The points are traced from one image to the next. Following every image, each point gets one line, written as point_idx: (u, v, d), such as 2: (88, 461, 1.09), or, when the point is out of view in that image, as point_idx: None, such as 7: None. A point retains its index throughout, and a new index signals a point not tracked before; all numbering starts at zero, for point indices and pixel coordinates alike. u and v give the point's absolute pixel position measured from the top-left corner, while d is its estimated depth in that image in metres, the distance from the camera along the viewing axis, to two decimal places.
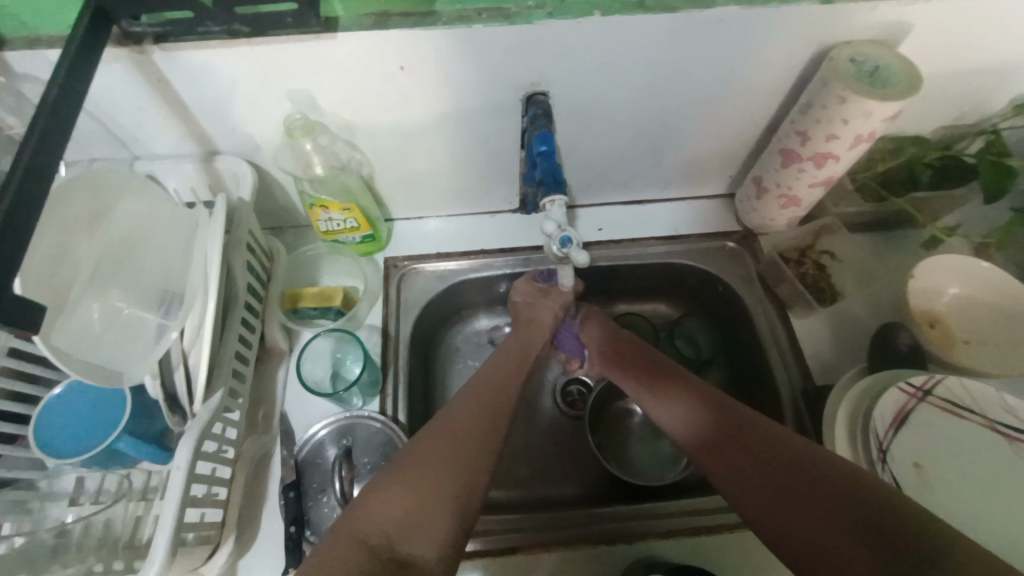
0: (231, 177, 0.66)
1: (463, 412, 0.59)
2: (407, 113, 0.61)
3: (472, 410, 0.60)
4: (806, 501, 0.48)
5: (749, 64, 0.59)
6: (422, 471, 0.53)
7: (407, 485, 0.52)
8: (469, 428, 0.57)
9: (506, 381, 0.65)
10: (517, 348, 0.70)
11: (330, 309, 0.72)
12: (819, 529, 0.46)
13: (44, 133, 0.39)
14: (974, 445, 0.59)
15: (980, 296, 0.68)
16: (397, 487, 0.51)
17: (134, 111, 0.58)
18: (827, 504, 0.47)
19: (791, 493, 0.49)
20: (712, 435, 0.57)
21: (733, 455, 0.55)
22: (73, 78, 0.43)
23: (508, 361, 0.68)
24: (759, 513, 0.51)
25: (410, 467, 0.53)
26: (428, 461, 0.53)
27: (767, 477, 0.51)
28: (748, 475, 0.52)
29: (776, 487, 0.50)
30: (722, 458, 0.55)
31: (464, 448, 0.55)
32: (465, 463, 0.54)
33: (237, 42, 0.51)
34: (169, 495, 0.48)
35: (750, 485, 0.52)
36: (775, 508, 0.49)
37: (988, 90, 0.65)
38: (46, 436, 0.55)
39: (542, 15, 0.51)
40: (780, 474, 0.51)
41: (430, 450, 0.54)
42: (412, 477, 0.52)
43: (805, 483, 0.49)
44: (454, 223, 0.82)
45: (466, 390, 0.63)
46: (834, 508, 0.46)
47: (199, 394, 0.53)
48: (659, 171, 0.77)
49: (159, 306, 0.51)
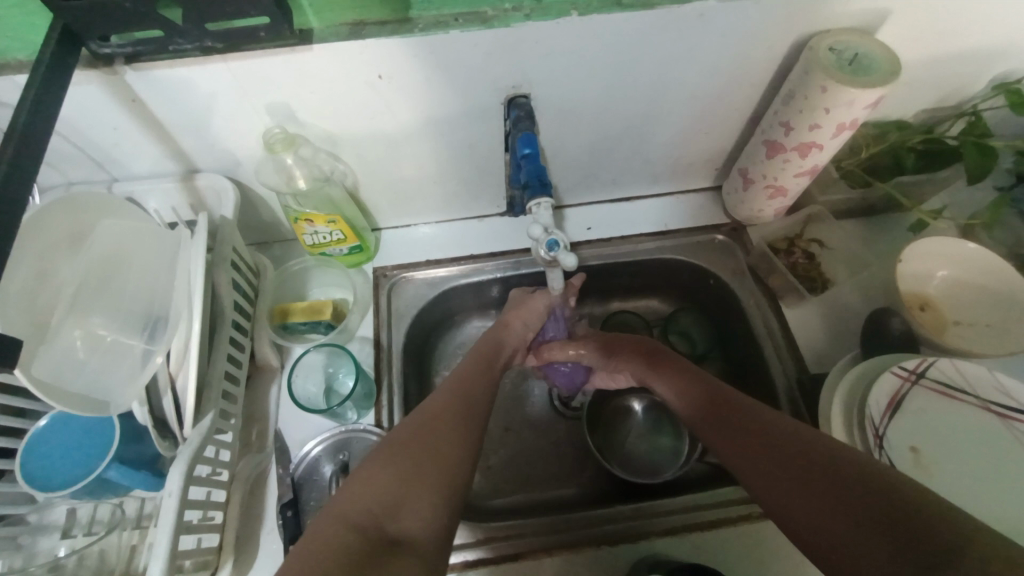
0: (212, 194, 0.65)
1: (442, 403, 0.59)
2: (388, 121, 0.61)
3: (449, 399, 0.60)
4: (802, 467, 0.49)
5: (731, 56, 0.59)
6: (406, 456, 0.52)
7: (392, 469, 0.51)
8: (447, 414, 0.58)
9: (481, 371, 0.65)
10: (489, 344, 0.69)
11: (320, 323, 0.71)
12: (813, 496, 0.47)
13: (14, 160, 0.38)
14: (970, 426, 0.59)
15: (969, 277, 0.69)
16: (382, 472, 0.50)
17: (110, 132, 0.57)
18: (819, 470, 0.48)
19: (787, 458, 0.50)
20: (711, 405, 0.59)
21: (729, 423, 0.56)
22: (41, 103, 0.42)
23: (481, 356, 0.68)
24: (755, 477, 0.52)
25: (394, 450, 0.53)
26: (409, 449, 0.53)
27: (762, 442, 0.53)
28: (743, 441, 0.54)
29: (769, 453, 0.52)
30: (717, 426, 0.57)
31: (444, 434, 0.55)
32: (447, 450, 0.54)
33: (211, 58, 0.50)
34: (162, 522, 0.47)
35: (749, 452, 0.53)
36: (768, 470, 0.51)
37: (968, 72, 0.66)
38: (32, 468, 0.54)
39: (520, 17, 0.51)
40: (776, 438, 0.52)
41: (411, 439, 0.54)
42: (397, 462, 0.52)
43: (798, 449, 0.50)
44: (442, 229, 0.81)
45: (442, 383, 0.62)
46: (825, 473, 0.47)
47: (189, 418, 0.52)
48: (645, 167, 0.76)
49: (144, 330, 0.50)
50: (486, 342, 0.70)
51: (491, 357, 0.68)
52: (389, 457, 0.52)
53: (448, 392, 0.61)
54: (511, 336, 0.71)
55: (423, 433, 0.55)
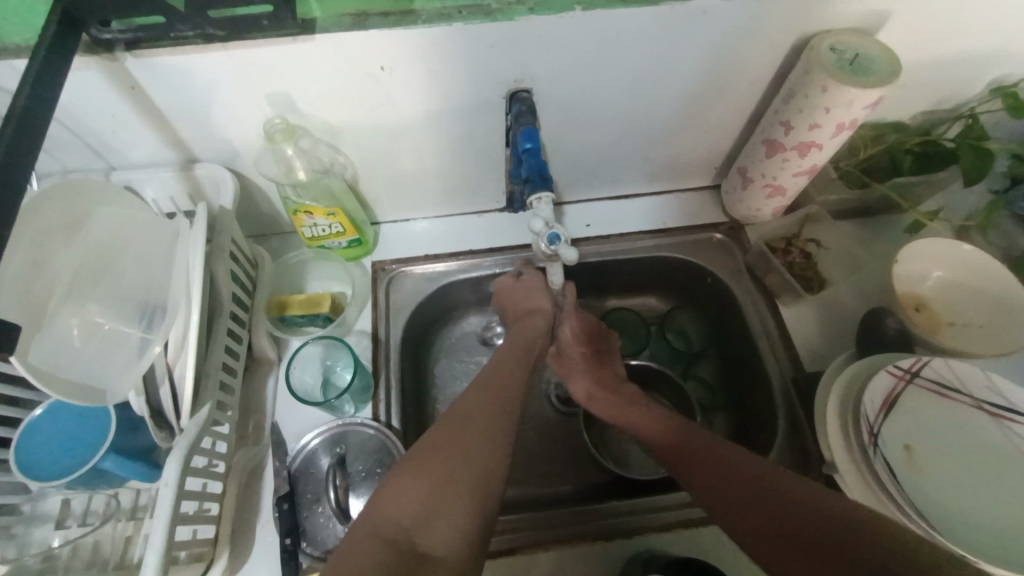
0: (211, 184, 0.64)
1: (474, 404, 0.57)
2: (389, 113, 0.60)
3: (484, 399, 0.58)
4: (793, 525, 0.47)
5: (733, 54, 0.59)
6: (440, 461, 0.51)
7: (424, 480, 0.50)
8: (483, 417, 0.56)
9: (518, 364, 0.64)
10: (523, 342, 0.67)
11: (318, 316, 0.70)
12: (779, 536, 0.47)
13: (13, 143, 0.38)
14: (961, 425, 0.60)
15: (963, 279, 0.69)
16: (415, 480, 0.50)
17: (109, 120, 0.57)
18: (807, 526, 0.46)
19: (776, 514, 0.49)
20: (686, 445, 0.58)
21: (694, 461, 0.56)
22: (40, 87, 0.42)
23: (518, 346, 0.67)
24: (744, 532, 0.50)
25: (427, 457, 0.52)
26: (443, 453, 0.52)
27: (749, 494, 0.51)
28: (729, 492, 0.52)
29: (752, 504, 0.50)
30: (684, 462, 0.57)
31: (479, 436, 0.54)
32: (482, 452, 0.53)
33: (213, 46, 0.50)
34: (157, 513, 0.47)
35: (737, 504, 0.51)
36: (758, 527, 0.49)
37: (966, 75, 0.66)
38: (27, 457, 0.53)
39: (524, 11, 0.51)
40: (762, 492, 0.51)
41: (444, 443, 0.53)
42: (429, 472, 0.50)
43: (787, 506, 0.49)
44: (440, 224, 0.81)
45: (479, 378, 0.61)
46: (814, 530, 0.46)
47: (186, 408, 0.51)
48: (644, 165, 0.77)
49: (141, 319, 0.49)
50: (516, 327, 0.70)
51: (525, 350, 0.67)
52: (420, 464, 0.51)
53: (485, 388, 0.60)
54: (540, 320, 0.69)
55: (458, 436, 0.54)
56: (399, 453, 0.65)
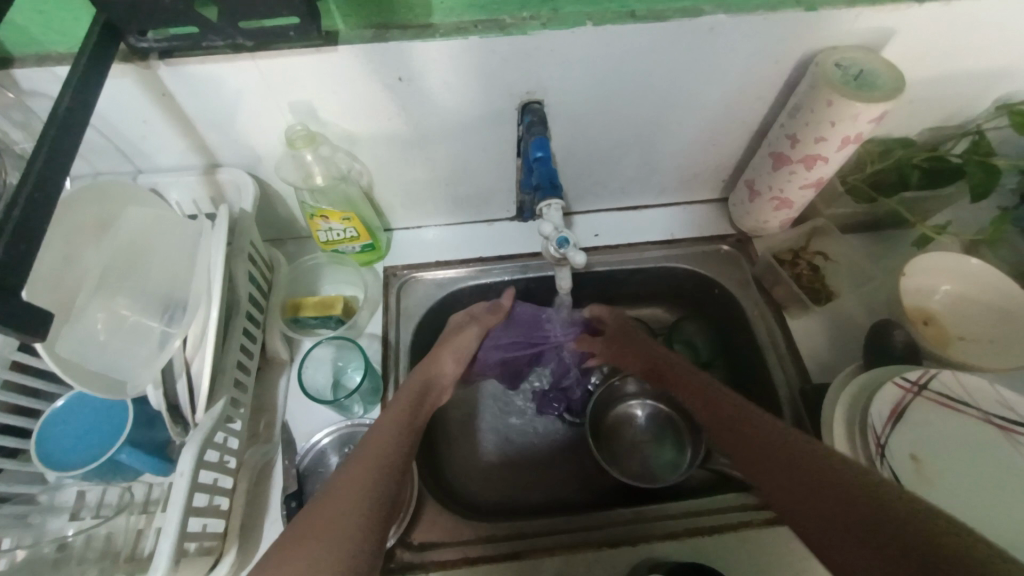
0: (232, 188, 0.67)
1: (385, 417, 0.61)
2: (406, 122, 0.62)
3: (393, 412, 0.62)
4: (835, 501, 0.47)
5: (743, 70, 0.61)
6: (351, 469, 0.54)
7: (341, 486, 0.53)
8: (388, 425, 0.60)
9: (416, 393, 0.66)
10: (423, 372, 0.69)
11: (331, 318, 0.72)
12: (835, 527, 0.46)
13: (55, 143, 0.40)
14: (973, 439, 0.59)
15: (972, 293, 0.69)
16: (334, 489, 0.53)
17: (138, 125, 0.59)
18: (856, 512, 0.45)
19: (819, 495, 0.49)
20: (744, 435, 0.59)
21: (757, 448, 0.57)
22: (81, 91, 0.44)
23: (410, 399, 0.65)
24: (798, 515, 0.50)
25: (343, 471, 0.55)
26: (329, 501, 0.51)
27: (805, 482, 0.51)
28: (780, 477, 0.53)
29: (804, 485, 0.50)
30: (748, 449, 0.58)
31: (381, 444, 0.57)
32: (351, 523, 0.50)
33: (240, 56, 0.53)
34: (172, 503, 0.48)
35: (791, 487, 0.52)
36: (815, 510, 0.49)
37: (973, 93, 0.67)
38: (47, 445, 0.55)
39: (537, 26, 0.53)
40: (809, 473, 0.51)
41: (334, 491, 0.52)
42: (342, 480, 0.53)
43: (836, 494, 0.47)
44: (452, 231, 0.83)
45: (389, 406, 0.63)
46: (862, 516, 0.44)
47: (202, 402, 0.53)
48: (653, 178, 0.78)
49: (163, 313, 0.52)
50: (420, 372, 0.69)
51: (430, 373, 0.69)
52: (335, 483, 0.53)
53: (394, 410, 0.62)
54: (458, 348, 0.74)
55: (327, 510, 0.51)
56: None
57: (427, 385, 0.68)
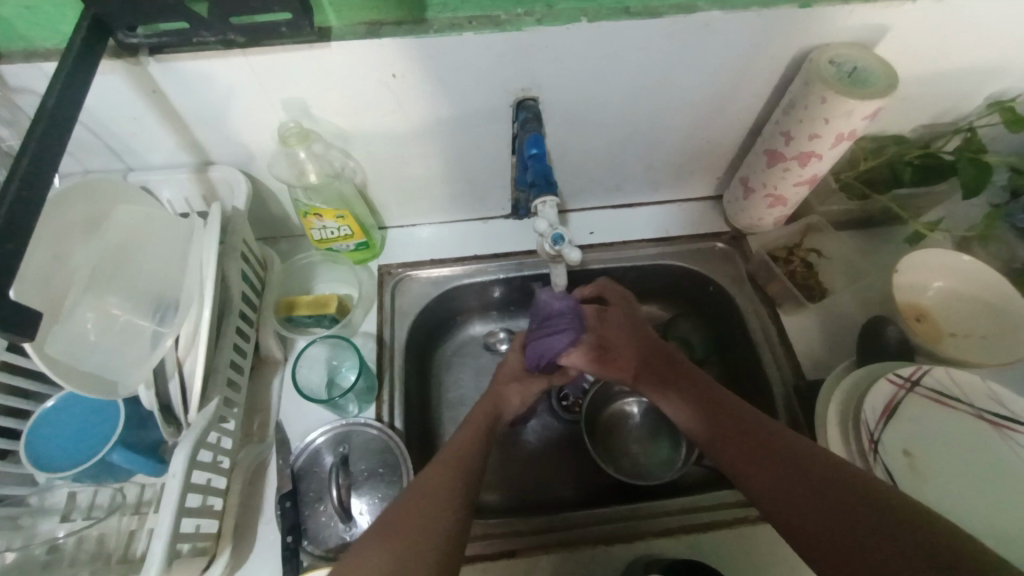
0: (224, 186, 0.66)
1: (459, 441, 0.62)
2: (400, 119, 0.62)
3: (467, 436, 0.63)
4: (828, 492, 0.47)
5: (736, 67, 0.61)
6: (428, 485, 0.55)
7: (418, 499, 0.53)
8: (462, 448, 0.61)
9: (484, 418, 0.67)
10: (489, 401, 0.69)
11: (325, 317, 0.71)
12: (825, 517, 0.46)
13: (41, 140, 0.39)
14: (966, 434, 0.60)
15: (964, 289, 0.70)
16: (412, 500, 0.53)
17: (129, 122, 0.59)
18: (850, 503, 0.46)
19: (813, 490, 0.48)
20: (726, 430, 0.58)
21: (740, 440, 0.57)
22: (69, 87, 0.43)
23: (478, 427, 0.65)
24: (786, 515, 0.49)
25: (418, 484, 0.55)
26: (410, 513, 0.52)
27: (792, 474, 0.51)
28: (766, 472, 0.53)
29: (794, 475, 0.50)
30: (728, 442, 0.57)
31: (456, 464, 0.58)
32: (430, 546, 0.49)
33: (232, 52, 0.52)
34: (164, 505, 0.47)
35: (777, 483, 0.51)
36: (803, 503, 0.48)
37: (966, 90, 0.68)
38: (37, 446, 0.55)
39: (532, 22, 0.53)
40: (796, 461, 0.52)
41: (411, 504, 0.53)
42: (420, 494, 0.54)
43: (830, 485, 0.48)
44: (446, 229, 0.83)
45: (463, 430, 0.64)
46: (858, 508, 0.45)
47: (194, 402, 0.53)
48: (648, 175, 0.78)
49: (155, 312, 0.51)
50: (483, 405, 0.69)
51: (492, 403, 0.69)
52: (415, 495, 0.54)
53: (467, 435, 0.63)
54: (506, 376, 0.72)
55: (406, 528, 0.50)
56: (403, 457, 0.66)
57: (490, 416, 0.67)
